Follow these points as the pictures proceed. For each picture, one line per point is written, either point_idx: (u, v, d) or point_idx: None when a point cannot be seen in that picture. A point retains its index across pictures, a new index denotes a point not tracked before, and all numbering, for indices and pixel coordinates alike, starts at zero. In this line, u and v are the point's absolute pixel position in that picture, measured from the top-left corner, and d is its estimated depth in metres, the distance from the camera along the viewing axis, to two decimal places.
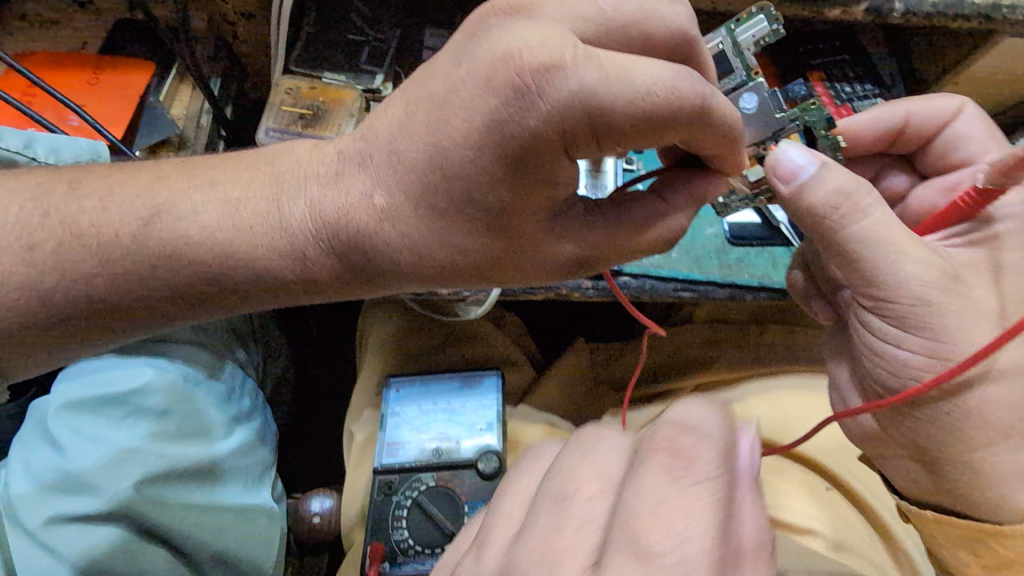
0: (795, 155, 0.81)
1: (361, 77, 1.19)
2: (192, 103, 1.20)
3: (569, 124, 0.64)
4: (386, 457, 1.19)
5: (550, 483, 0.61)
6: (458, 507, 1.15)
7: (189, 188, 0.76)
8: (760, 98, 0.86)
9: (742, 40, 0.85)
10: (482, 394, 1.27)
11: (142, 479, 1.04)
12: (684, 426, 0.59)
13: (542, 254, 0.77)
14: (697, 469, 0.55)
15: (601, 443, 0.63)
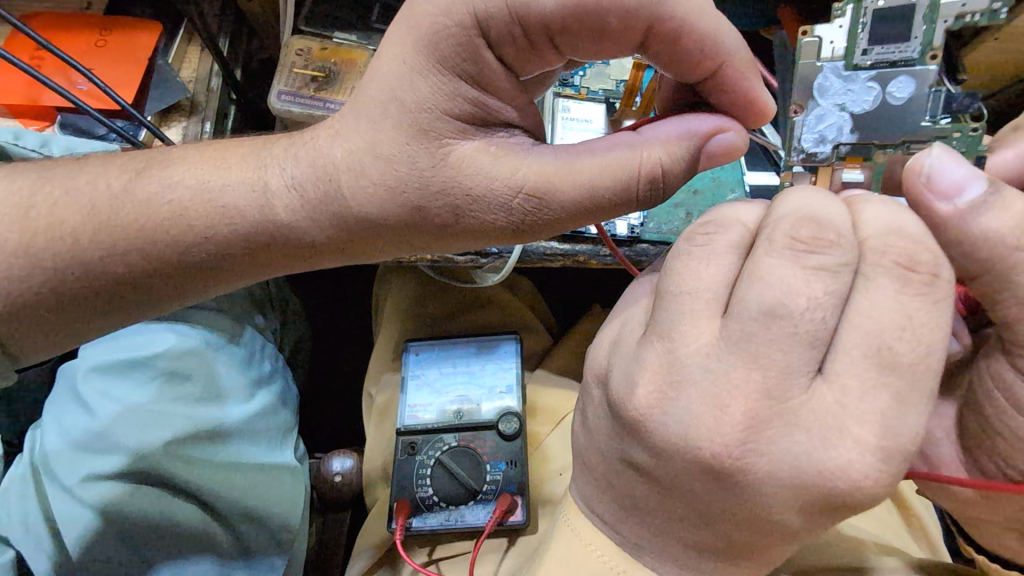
0: (960, 166, 0.58)
1: (372, 36, 1.15)
2: (201, 66, 1.17)
3: (482, 12, 0.67)
4: (408, 419, 1.23)
5: (771, 286, 0.56)
6: (481, 466, 1.17)
7: (207, 158, 0.75)
8: (920, 90, 0.69)
9: (949, 4, 0.66)
10: (500, 358, 1.29)
11: (169, 437, 1.08)
12: (931, 241, 0.56)
13: (480, 193, 0.71)
14: (942, 282, 0.55)
15: (830, 247, 0.56)
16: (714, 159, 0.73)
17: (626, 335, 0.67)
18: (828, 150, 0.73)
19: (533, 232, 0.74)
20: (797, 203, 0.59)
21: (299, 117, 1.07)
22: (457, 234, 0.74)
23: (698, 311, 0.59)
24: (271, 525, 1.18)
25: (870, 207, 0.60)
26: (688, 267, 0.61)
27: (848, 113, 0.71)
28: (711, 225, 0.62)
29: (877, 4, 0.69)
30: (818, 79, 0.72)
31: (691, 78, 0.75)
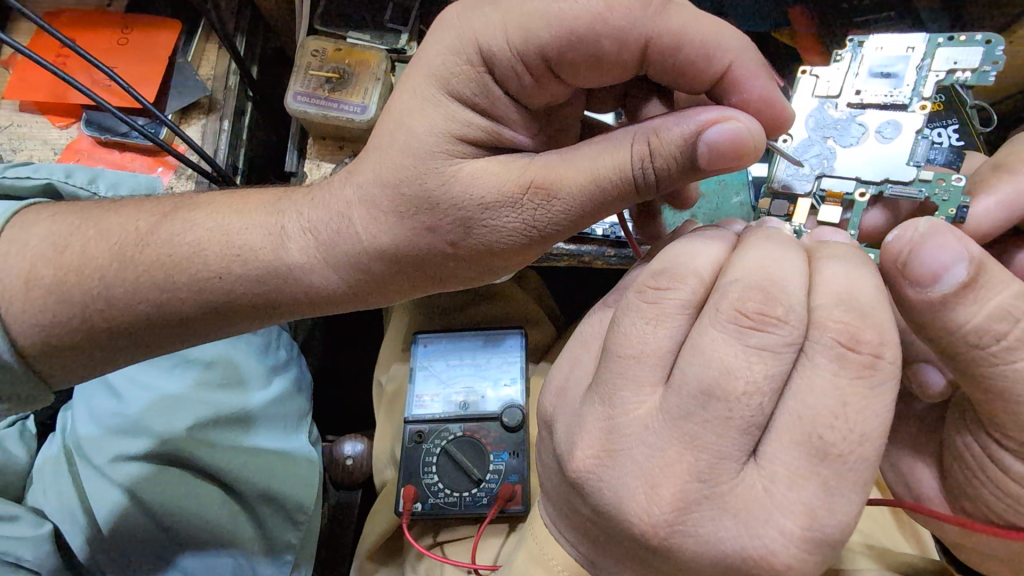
0: (944, 251, 0.56)
1: (386, 36, 1.18)
2: (219, 63, 1.20)
3: (486, 49, 0.71)
4: (416, 409, 1.28)
5: (712, 364, 0.56)
6: (485, 456, 1.23)
7: (227, 206, 0.82)
8: (907, 134, 0.74)
9: (942, 56, 0.74)
10: (505, 352, 1.33)
11: (194, 423, 1.15)
12: (881, 317, 0.56)
13: (489, 229, 0.73)
14: (884, 365, 0.55)
15: (774, 324, 0.56)
16: (715, 155, 0.65)
17: (572, 384, 0.68)
18: (811, 183, 0.77)
19: (551, 237, 0.74)
20: (751, 268, 0.58)
21: (315, 118, 1.10)
22: (469, 255, 0.75)
23: (639, 377, 0.60)
24: (287, 506, 1.22)
25: (825, 269, 0.59)
26: (634, 329, 0.61)
27: (834, 145, 0.76)
28: (663, 279, 0.61)
29: (874, 53, 0.77)
30: (812, 111, 0.78)
31: (701, 84, 0.74)
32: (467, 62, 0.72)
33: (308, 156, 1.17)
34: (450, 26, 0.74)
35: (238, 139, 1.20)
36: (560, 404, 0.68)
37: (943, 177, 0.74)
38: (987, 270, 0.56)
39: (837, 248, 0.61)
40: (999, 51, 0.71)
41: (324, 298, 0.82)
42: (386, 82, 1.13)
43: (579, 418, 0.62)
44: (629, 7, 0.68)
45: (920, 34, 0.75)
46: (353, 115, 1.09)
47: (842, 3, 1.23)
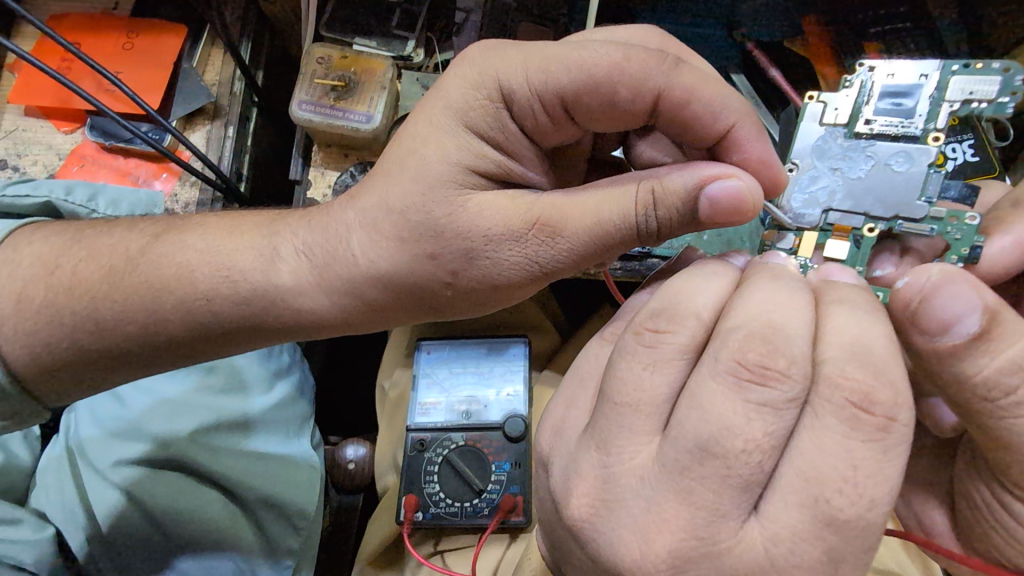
0: (956, 302, 0.55)
1: (392, 42, 1.17)
2: (225, 69, 1.19)
3: (507, 85, 0.72)
4: (419, 416, 1.27)
5: (711, 418, 0.54)
6: (487, 466, 1.23)
7: (225, 229, 0.82)
8: (919, 168, 0.71)
9: (955, 86, 0.71)
10: (509, 361, 1.33)
11: (196, 428, 1.15)
12: (895, 375, 0.54)
13: (489, 266, 0.72)
14: (897, 428, 0.53)
15: (775, 379, 0.54)
16: (717, 210, 0.65)
17: (570, 423, 0.67)
18: (818, 215, 0.73)
19: (552, 273, 0.72)
20: (751, 313, 0.57)
21: (320, 127, 1.09)
22: (467, 287, 0.74)
23: (636, 425, 0.59)
24: (286, 511, 1.20)
25: (832, 318, 0.58)
26: (631, 375, 0.60)
27: (842, 177, 0.73)
28: (662, 321, 0.60)
29: (886, 80, 0.73)
30: (817, 140, 0.75)
31: (703, 141, 0.75)
32: (477, 94, 0.73)
33: (312, 164, 1.16)
34: (473, 59, 0.75)
35: (242, 145, 1.20)
36: (558, 445, 0.66)
37: (952, 216, 0.71)
38: (1003, 320, 0.55)
39: (847, 292, 0.60)
40: (1018, 81, 0.68)
41: (308, 320, 0.80)
42: (392, 90, 1.12)
43: (577, 463, 0.61)
44: (645, 59, 0.70)
45: (934, 61, 0.72)
46: (358, 124, 1.08)
47: (855, 16, 1.21)
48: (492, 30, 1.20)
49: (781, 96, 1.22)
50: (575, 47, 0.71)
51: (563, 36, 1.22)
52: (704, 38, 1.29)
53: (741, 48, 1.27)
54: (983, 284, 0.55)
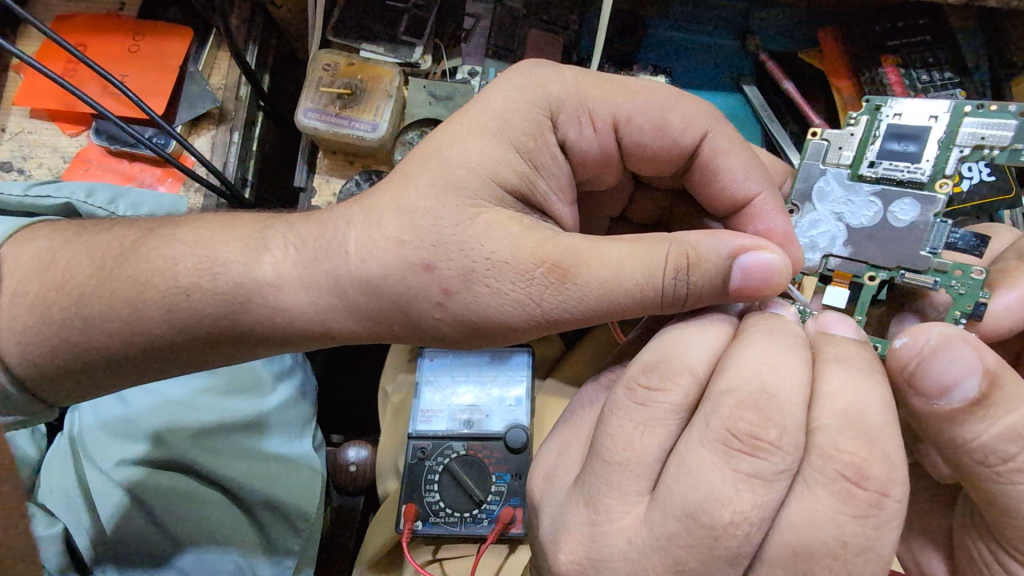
0: (955, 365, 0.55)
1: (399, 49, 1.15)
2: (230, 73, 1.18)
3: (557, 101, 0.74)
4: (421, 424, 1.19)
5: (699, 487, 0.53)
6: (487, 476, 1.16)
7: (214, 224, 0.78)
8: (925, 216, 0.69)
9: (965, 132, 0.68)
10: (510, 370, 1.23)
11: (200, 430, 1.09)
12: (890, 445, 0.53)
13: (490, 309, 0.67)
14: (890, 504, 0.52)
15: (766, 450, 0.53)
16: (747, 283, 0.62)
17: (560, 472, 0.66)
18: (818, 258, 0.72)
19: (553, 323, 0.67)
20: (746, 377, 0.57)
21: (325, 135, 1.08)
22: (459, 314, 0.68)
23: (625, 485, 0.58)
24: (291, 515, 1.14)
25: (826, 390, 0.57)
26: (621, 432, 0.59)
27: (846, 224, 0.71)
28: (654, 378, 0.60)
29: (893, 120, 0.71)
30: (817, 181, 0.73)
31: (726, 207, 0.77)
32: (489, 130, 0.72)
33: (317, 171, 1.15)
34: (524, 72, 0.76)
35: (248, 151, 1.19)
36: (546, 492, 0.66)
37: (958, 268, 0.68)
38: (1004, 384, 0.54)
39: (845, 350, 0.60)
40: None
41: (291, 327, 0.74)
42: (399, 97, 1.11)
43: (568, 511, 0.61)
44: (693, 107, 0.76)
45: (945, 103, 0.69)
46: (364, 133, 1.07)
47: (873, 27, 1.17)
48: (500, 40, 1.18)
49: (798, 115, 1.20)
50: (631, 87, 0.77)
51: (572, 42, 1.20)
52: (716, 48, 1.27)
53: (754, 59, 1.25)
54: (983, 347, 0.55)
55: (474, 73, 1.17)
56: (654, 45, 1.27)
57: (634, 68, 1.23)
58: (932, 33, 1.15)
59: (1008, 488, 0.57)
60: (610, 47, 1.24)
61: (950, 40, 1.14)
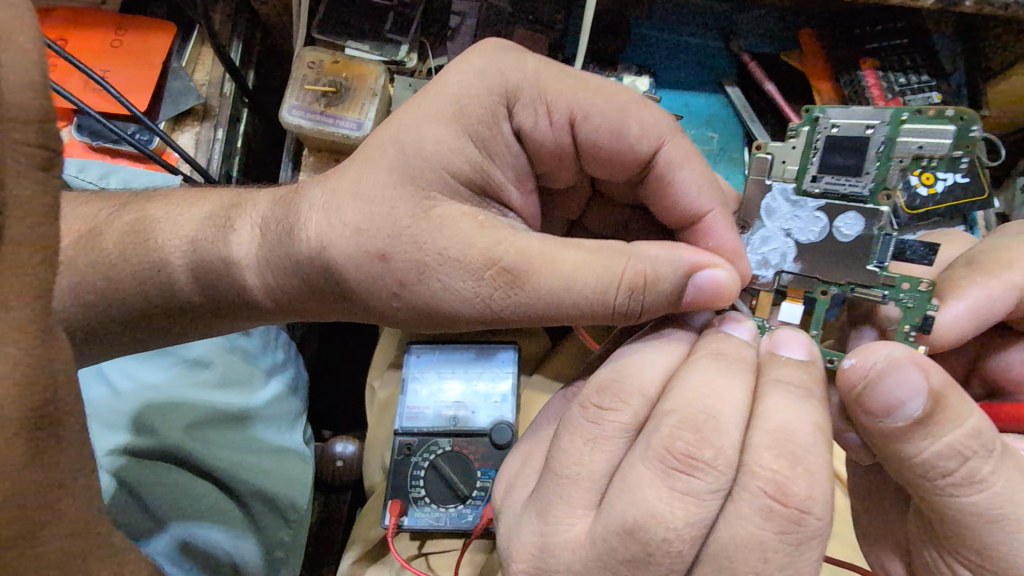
0: (901, 388, 0.50)
1: (385, 47, 1.16)
2: (214, 69, 1.18)
3: (514, 86, 0.72)
4: (407, 420, 1.15)
5: (635, 503, 0.49)
6: (472, 473, 1.11)
7: (177, 215, 0.77)
8: (869, 231, 0.64)
9: (903, 143, 0.63)
10: (497, 366, 1.20)
11: (193, 423, 1.01)
12: (816, 465, 0.49)
13: (444, 297, 0.66)
14: (812, 521, 0.48)
15: (701, 469, 0.49)
16: (697, 299, 0.62)
17: (520, 482, 0.64)
18: (771, 275, 0.67)
19: (504, 318, 0.67)
20: (688, 397, 0.53)
21: (310, 133, 1.08)
22: (414, 305, 0.68)
23: (574, 499, 0.55)
24: (286, 512, 1.04)
25: (768, 403, 0.53)
26: (573, 447, 0.56)
27: (794, 240, 0.66)
28: (607, 398, 0.57)
29: (833, 133, 0.65)
30: (764, 199, 0.68)
31: (677, 220, 0.73)
32: (446, 115, 0.70)
33: (302, 170, 1.15)
34: (485, 51, 0.74)
35: (232, 148, 1.18)
36: (506, 502, 0.64)
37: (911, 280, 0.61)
38: (947, 403, 0.50)
39: (785, 373, 0.55)
40: (970, 132, 0.62)
41: (267, 301, 0.76)
42: (384, 95, 1.11)
43: (517, 523, 0.59)
44: (653, 114, 0.73)
45: (883, 110, 0.64)
46: (348, 131, 1.08)
47: (853, 31, 1.19)
48: (487, 38, 1.19)
49: (780, 117, 1.22)
50: (588, 86, 0.73)
51: (558, 41, 1.21)
52: (702, 50, 1.29)
53: (737, 59, 1.27)
54: (930, 365, 0.50)
55: None
56: (639, 45, 1.28)
57: (618, 67, 1.25)
58: (910, 38, 1.17)
59: (951, 504, 0.53)
60: (595, 45, 1.26)
61: (927, 45, 1.16)
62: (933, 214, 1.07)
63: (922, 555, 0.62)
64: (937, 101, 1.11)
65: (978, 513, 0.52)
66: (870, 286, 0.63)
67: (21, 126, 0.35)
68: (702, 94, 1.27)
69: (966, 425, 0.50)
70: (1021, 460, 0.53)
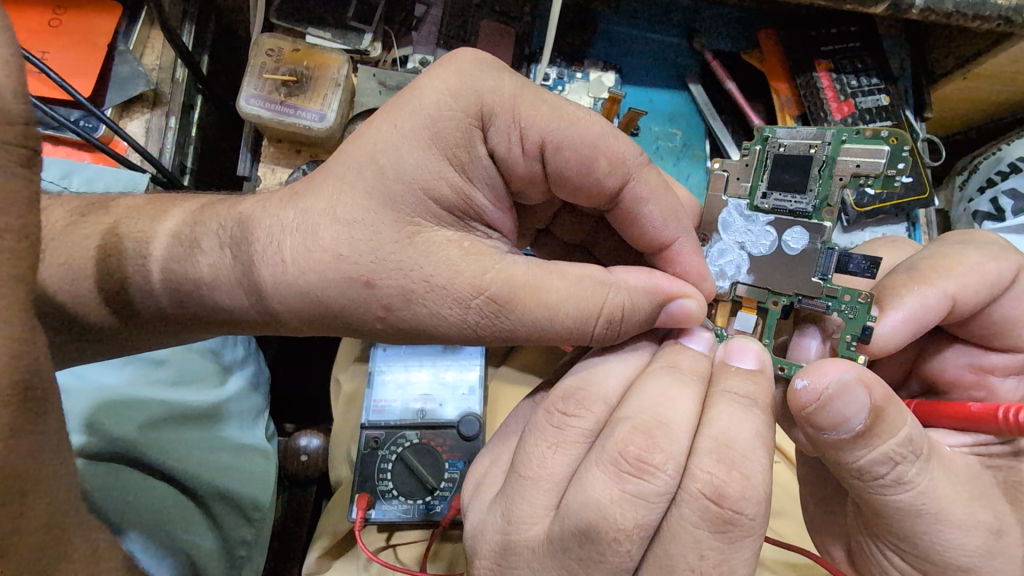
0: (849, 406, 0.52)
1: (348, 35, 1.13)
2: (165, 54, 1.13)
3: (489, 107, 0.65)
4: (373, 414, 1.12)
5: (588, 504, 0.51)
6: (439, 464, 1.09)
7: (103, 218, 0.69)
8: (813, 245, 0.66)
9: (842, 163, 0.66)
10: (464, 358, 1.18)
11: (146, 422, 0.97)
12: (751, 470, 0.52)
13: (428, 327, 0.63)
14: (745, 522, 0.50)
15: (651, 473, 0.52)
16: (667, 324, 0.65)
17: (489, 480, 0.66)
18: (727, 286, 0.71)
19: (489, 341, 0.64)
20: (641, 406, 0.56)
21: (269, 123, 1.05)
22: (404, 330, 0.63)
23: (535, 499, 0.57)
24: (247, 509, 1.01)
25: (717, 410, 0.56)
26: (536, 450, 0.58)
27: (748, 253, 0.69)
28: (571, 405, 0.60)
29: (781, 151, 0.69)
30: (720, 212, 0.72)
31: (643, 246, 0.72)
32: (422, 137, 0.63)
33: (262, 160, 1.12)
34: (462, 65, 0.66)
35: (186, 135, 1.14)
36: (474, 499, 0.65)
37: (858, 294, 0.64)
38: (887, 416, 0.53)
39: (732, 381, 0.58)
40: (904, 152, 0.62)
41: (192, 314, 0.67)
42: (347, 86, 1.09)
43: (481, 523, 0.60)
44: (625, 148, 0.68)
45: (824, 131, 0.66)
46: (310, 122, 1.05)
47: (809, 32, 1.22)
48: (453, 30, 1.17)
49: (737, 111, 1.24)
50: (557, 103, 0.67)
51: (525, 33, 1.20)
52: (664, 46, 1.31)
53: (700, 57, 1.29)
54: (874, 381, 0.53)
55: (424, 62, 1.16)
56: (604, 39, 1.29)
57: (585, 63, 1.26)
58: (862, 39, 1.21)
59: (878, 499, 0.57)
60: (562, 40, 1.26)
61: (878, 46, 1.20)
62: (879, 211, 1.13)
63: (857, 541, 0.67)
64: (885, 104, 1.16)
65: (900, 506, 0.56)
66: (817, 299, 0.66)
67: (8, 127, 0.38)
68: (666, 91, 1.30)
69: (900, 435, 0.54)
70: (939, 455, 0.58)
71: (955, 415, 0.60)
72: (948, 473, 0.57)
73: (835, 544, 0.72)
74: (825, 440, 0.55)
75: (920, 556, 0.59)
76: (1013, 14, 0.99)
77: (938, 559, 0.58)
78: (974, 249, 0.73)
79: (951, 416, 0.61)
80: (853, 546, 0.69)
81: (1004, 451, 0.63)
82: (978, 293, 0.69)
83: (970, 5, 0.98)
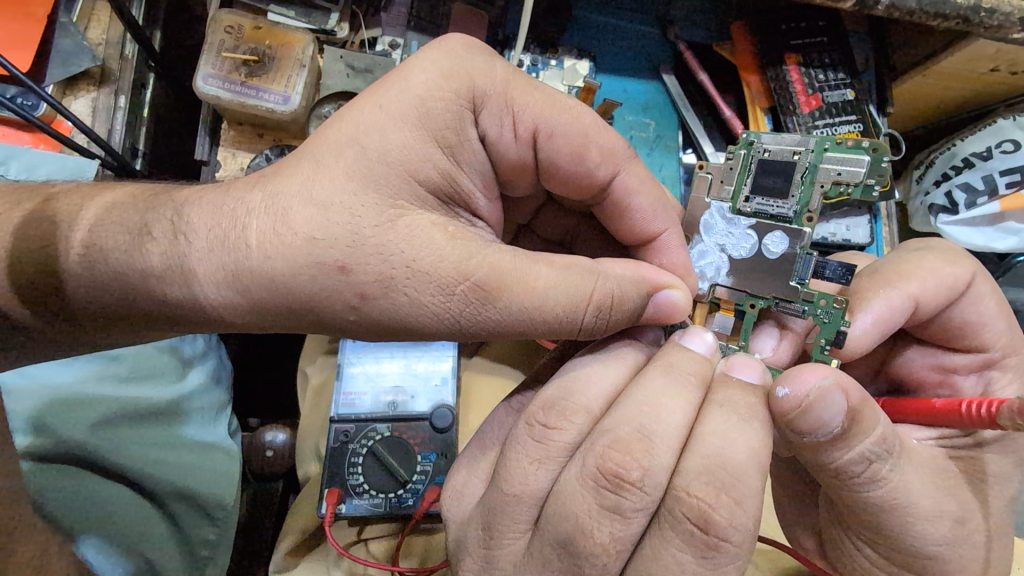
0: (827, 412, 0.54)
1: (313, 13, 1.08)
2: (113, 27, 1.06)
3: (479, 90, 0.63)
4: (342, 407, 1.10)
5: (567, 520, 0.52)
6: (411, 457, 1.07)
7: (27, 198, 0.62)
8: (792, 250, 0.67)
9: (824, 173, 0.67)
10: (437, 350, 1.16)
11: (101, 421, 0.91)
12: (728, 458, 0.52)
13: (410, 325, 0.59)
14: (728, 547, 0.50)
15: (629, 489, 0.51)
16: (655, 315, 0.64)
17: (469, 474, 0.65)
18: (706, 288, 0.71)
19: (473, 334, 0.61)
20: (625, 417, 0.55)
21: (229, 105, 0.99)
22: (375, 320, 0.59)
23: (518, 515, 0.56)
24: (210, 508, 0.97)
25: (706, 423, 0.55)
26: (519, 467, 0.57)
27: (729, 256, 0.70)
28: (552, 416, 0.58)
29: (765, 156, 0.70)
30: (703, 214, 0.72)
31: (630, 240, 0.71)
32: (410, 117, 0.60)
33: (222, 144, 1.06)
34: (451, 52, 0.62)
35: (137, 117, 1.08)
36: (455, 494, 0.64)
37: (834, 301, 0.66)
38: (862, 420, 0.55)
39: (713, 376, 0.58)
40: (883, 163, 0.65)
41: (130, 311, 0.60)
42: (313, 67, 1.04)
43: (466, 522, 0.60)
44: (613, 140, 0.68)
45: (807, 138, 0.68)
46: (274, 105, 1.00)
47: (779, 26, 1.22)
48: (423, 10, 1.13)
49: (709, 102, 1.25)
50: (541, 92, 0.66)
51: (498, 18, 1.18)
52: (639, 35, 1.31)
53: (674, 48, 1.29)
54: (851, 385, 0.54)
55: (395, 45, 1.11)
56: (578, 28, 1.28)
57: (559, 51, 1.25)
58: (829, 32, 1.22)
59: (848, 489, 0.59)
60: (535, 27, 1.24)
61: (846, 40, 1.22)
62: (846, 204, 1.15)
63: (826, 528, 0.70)
64: (850, 99, 1.18)
65: (866, 493, 0.58)
66: (791, 305, 0.68)
67: None
68: (640, 82, 1.29)
69: (874, 435, 0.56)
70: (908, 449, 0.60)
71: (923, 409, 0.62)
72: (914, 464, 0.59)
73: (806, 531, 0.75)
74: (804, 443, 0.56)
75: (888, 541, 0.62)
76: (971, 14, 0.99)
77: (905, 544, 0.61)
78: (930, 251, 0.77)
79: (919, 411, 0.62)
80: (822, 532, 0.71)
81: (966, 442, 0.66)
82: (938, 293, 0.72)
83: (932, 3, 0.99)
